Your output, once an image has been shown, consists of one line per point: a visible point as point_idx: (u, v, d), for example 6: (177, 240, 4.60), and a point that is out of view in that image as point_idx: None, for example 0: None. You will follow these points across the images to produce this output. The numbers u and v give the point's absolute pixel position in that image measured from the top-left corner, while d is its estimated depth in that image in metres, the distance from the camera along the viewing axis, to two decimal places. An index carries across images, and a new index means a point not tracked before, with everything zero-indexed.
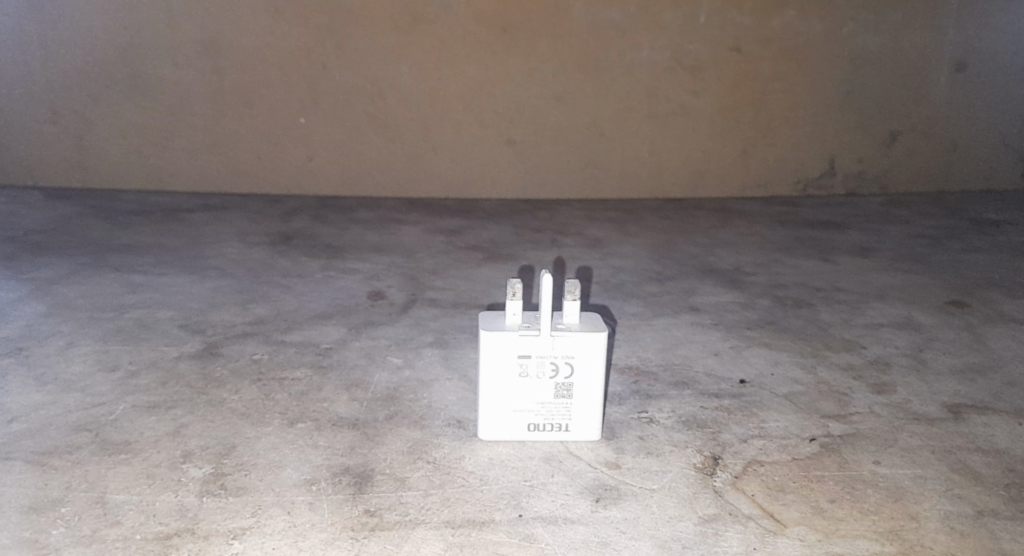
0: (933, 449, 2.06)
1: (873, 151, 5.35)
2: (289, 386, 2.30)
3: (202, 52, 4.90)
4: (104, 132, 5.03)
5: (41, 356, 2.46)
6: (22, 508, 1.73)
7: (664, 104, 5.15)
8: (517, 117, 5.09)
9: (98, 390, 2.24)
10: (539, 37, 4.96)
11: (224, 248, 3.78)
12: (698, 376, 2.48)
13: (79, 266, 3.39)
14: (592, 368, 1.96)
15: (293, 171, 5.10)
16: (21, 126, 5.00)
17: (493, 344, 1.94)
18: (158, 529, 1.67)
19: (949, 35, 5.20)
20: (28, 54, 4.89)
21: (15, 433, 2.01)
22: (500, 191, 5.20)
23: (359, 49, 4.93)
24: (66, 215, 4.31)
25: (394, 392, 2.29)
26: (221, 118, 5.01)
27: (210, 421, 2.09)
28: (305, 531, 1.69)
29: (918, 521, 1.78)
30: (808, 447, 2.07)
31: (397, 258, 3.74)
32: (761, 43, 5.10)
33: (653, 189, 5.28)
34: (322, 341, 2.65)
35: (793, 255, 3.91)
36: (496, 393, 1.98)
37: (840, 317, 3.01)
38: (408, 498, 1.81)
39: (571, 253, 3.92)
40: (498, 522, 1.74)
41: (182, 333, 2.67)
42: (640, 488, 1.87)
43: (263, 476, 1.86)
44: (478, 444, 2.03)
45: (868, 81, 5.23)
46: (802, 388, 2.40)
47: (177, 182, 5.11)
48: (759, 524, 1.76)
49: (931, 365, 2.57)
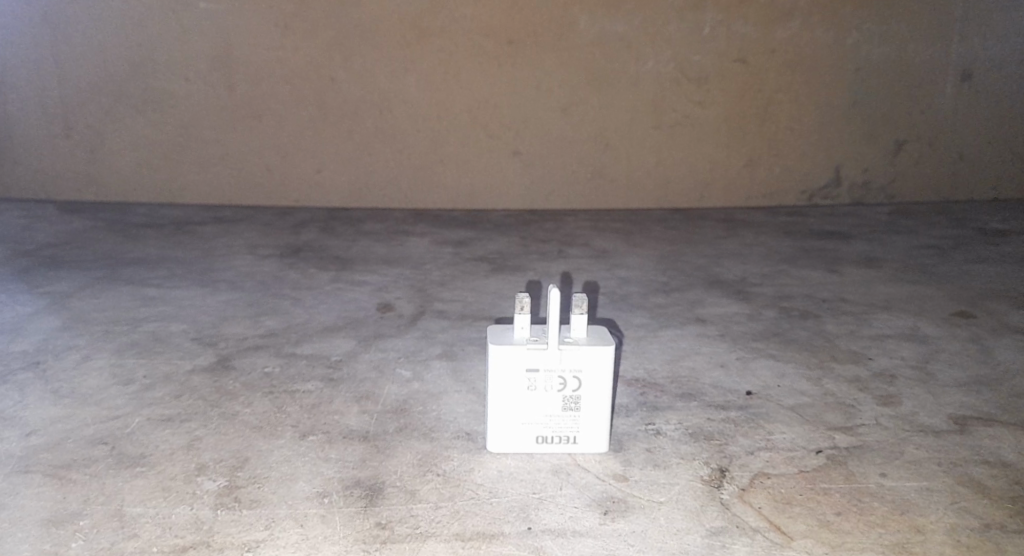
0: (938, 462, 2.07)
1: (879, 160, 5.36)
2: (300, 399, 2.33)
3: (213, 66, 4.96)
4: (116, 145, 5.08)
5: (57, 369, 2.49)
6: (41, 521, 1.76)
7: (670, 115, 5.17)
8: (524, 128, 5.12)
9: (114, 403, 2.27)
10: (546, 50, 5.00)
11: (235, 260, 3.82)
12: (705, 388, 2.50)
13: (93, 279, 3.44)
14: (599, 381, 1.98)
15: (302, 182, 5.14)
16: (35, 140, 5.06)
17: (502, 357, 1.97)
18: (175, 542, 1.70)
19: (954, 45, 5.22)
20: (42, 69, 4.96)
21: (33, 446, 2.04)
22: (507, 201, 5.23)
23: (367, 62, 4.97)
24: (79, 228, 4.36)
25: (404, 404, 2.32)
26: (231, 131, 5.06)
27: (224, 434, 2.12)
28: (319, 544, 1.71)
29: (924, 534, 1.79)
30: (814, 459, 2.08)
31: (406, 269, 3.77)
32: (766, 53, 5.13)
33: (660, 199, 5.30)
34: (333, 354, 2.68)
35: (799, 265, 3.93)
36: (504, 406, 2.01)
37: (846, 328, 3.03)
38: (419, 511, 1.83)
39: (578, 264, 3.94)
40: (508, 535, 1.76)
41: (195, 346, 2.70)
42: (647, 501, 1.89)
43: (276, 489, 1.89)
44: (487, 456, 2.06)
45: (873, 91, 5.25)
46: (809, 400, 2.42)
47: (188, 194, 5.16)
48: (765, 536, 1.78)
49: (937, 377, 2.58)
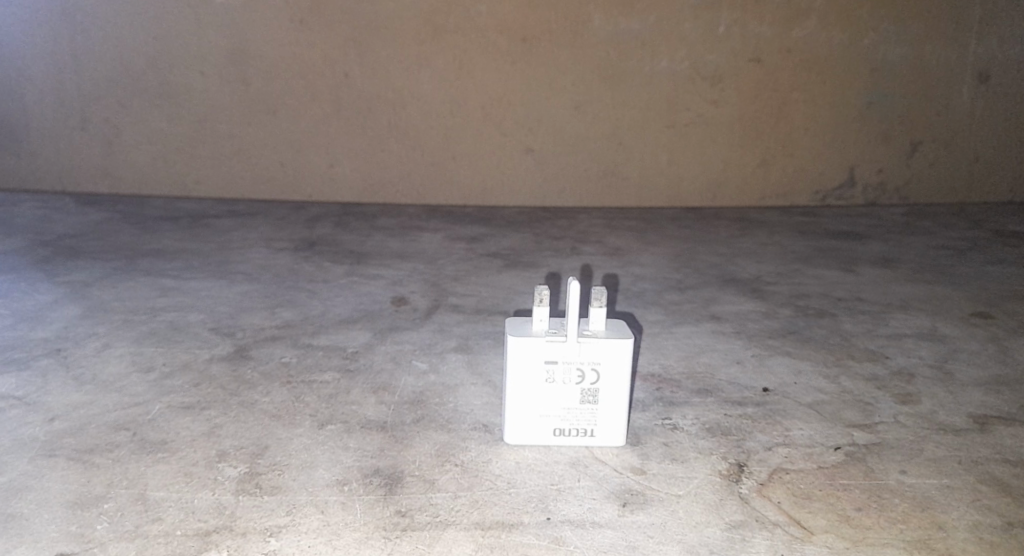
0: (959, 459, 2.06)
1: (892, 161, 5.34)
2: (318, 389, 2.34)
3: (229, 61, 4.97)
4: (133, 138, 5.10)
5: (78, 357, 2.51)
6: (67, 503, 1.77)
7: (684, 113, 5.16)
8: (538, 126, 5.12)
9: (135, 390, 2.28)
10: (559, 48, 5.00)
11: (251, 253, 3.83)
12: (722, 384, 2.49)
13: (111, 270, 3.45)
14: (617, 375, 1.98)
15: (316, 178, 5.16)
16: (53, 132, 5.09)
17: (520, 349, 1.97)
18: (197, 526, 1.71)
19: (971, 47, 5.19)
20: (61, 63, 4.99)
21: (57, 431, 2.05)
22: (520, 199, 5.23)
23: (381, 58, 4.97)
24: (95, 220, 4.38)
25: (421, 396, 2.32)
26: (245, 127, 5.07)
27: (243, 422, 2.12)
28: (340, 530, 1.72)
29: (946, 531, 1.78)
30: (832, 455, 2.08)
31: (419, 264, 3.77)
32: (781, 53, 5.11)
33: (672, 197, 5.30)
34: (348, 346, 2.68)
35: (814, 265, 3.91)
36: (523, 398, 2.01)
37: (863, 328, 3.02)
38: (437, 500, 1.83)
39: (591, 261, 3.94)
40: (528, 525, 1.76)
41: (213, 337, 2.71)
42: (666, 494, 1.89)
43: (297, 476, 1.89)
44: (504, 448, 2.06)
45: (889, 92, 5.23)
46: (826, 396, 2.42)
47: (202, 188, 5.17)
48: (785, 530, 1.78)
49: (957, 377, 2.57)
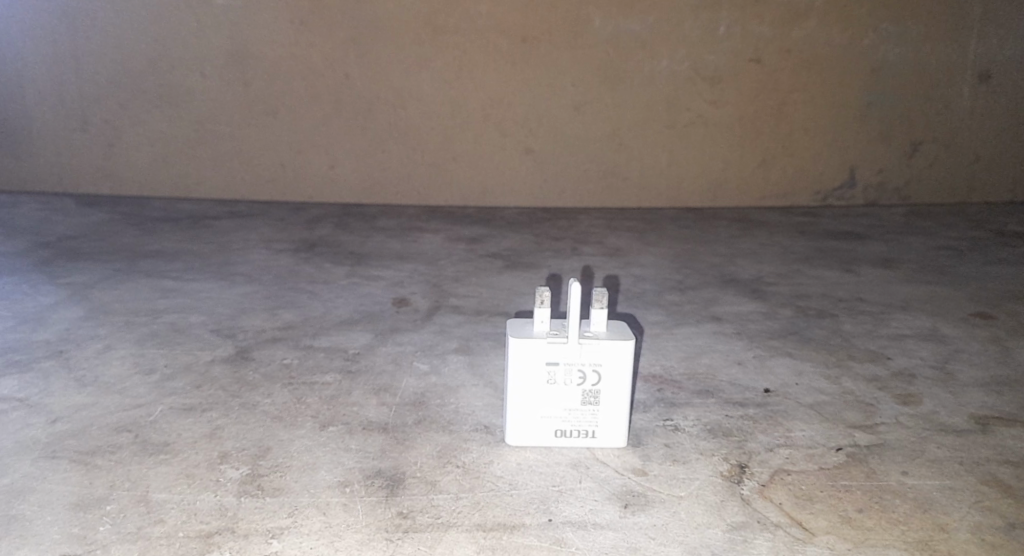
0: (960, 460, 2.06)
1: (892, 161, 5.34)
2: (319, 390, 2.34)
3: (230, 62, 4.97)
4: (133, 139, 5.10)
5: (80, 358, 2.51)
6: (69, 505, 1.77)
7: (684, 114, 5.16)
8: (539, 127, 5.12)
9: (137, 392, 2.28)
10: (560, 49, 5.00)
11: (252, 254, 3.83)
12: (723, 385, 2.49)
13: (112, 271, 3.45)
14: (619, 376, 1.98)
15: (316, 179, 5.16)
16: (53, 134, 5.09)
17: (522, 350, 1.97)
18: (199, 528, 1.71)
19: (971, 47, 5.19)
20: (62, 64, 4.99)
21: (58, 433, 2.05)
22: (520, 200, 5.23)
23: (381, 59, 4.97)
24: (95, 221, 4.38)
25: (422, 397, 2.33)
26: (245, 128, 5.08)
27: (245, 424, 2.13)
28: (342, 532, 1.72)
29: (947, 532, 1.79)
30: (834, 456, 2.08)
31: (420, 265, 3.77)
32: (782, 54, 5.11)
33: (672, 198, 5.30)
34: (349, 347, 2.69)
35: (814, 265, 3.91)
36: (524, 399, 2.01)
37: (863, 328, 3.02)
38: (439, 501, 1.83)
39: (592, 262, 3.94)
40: (529, 526, 1.77)
41: (214, 338, 2.71)
42: (667, 495, 1.89)
43: (299, 478, 1.90)
44: (506, 449, 2.06)
45: (889, 92, 5.23)
46: (827, 397, 2.42)
47: (202, 189, 5.17)
48: (786, 531, 1.78)
49: (958, 378, 2.57)
